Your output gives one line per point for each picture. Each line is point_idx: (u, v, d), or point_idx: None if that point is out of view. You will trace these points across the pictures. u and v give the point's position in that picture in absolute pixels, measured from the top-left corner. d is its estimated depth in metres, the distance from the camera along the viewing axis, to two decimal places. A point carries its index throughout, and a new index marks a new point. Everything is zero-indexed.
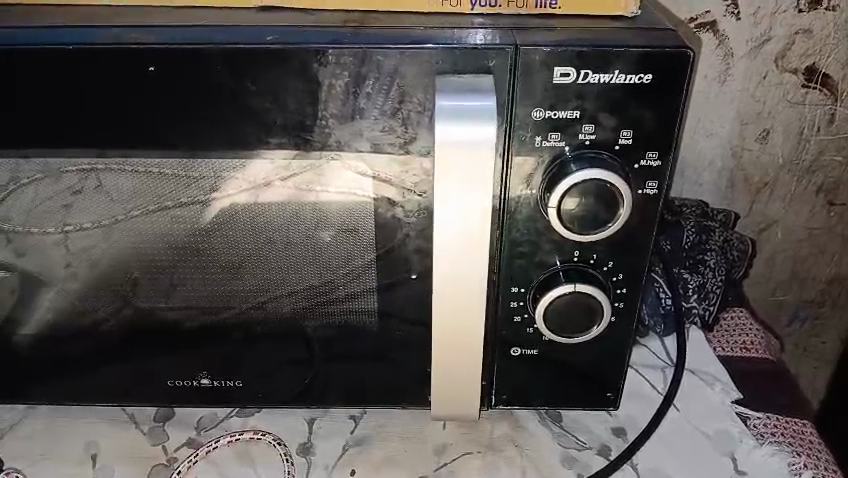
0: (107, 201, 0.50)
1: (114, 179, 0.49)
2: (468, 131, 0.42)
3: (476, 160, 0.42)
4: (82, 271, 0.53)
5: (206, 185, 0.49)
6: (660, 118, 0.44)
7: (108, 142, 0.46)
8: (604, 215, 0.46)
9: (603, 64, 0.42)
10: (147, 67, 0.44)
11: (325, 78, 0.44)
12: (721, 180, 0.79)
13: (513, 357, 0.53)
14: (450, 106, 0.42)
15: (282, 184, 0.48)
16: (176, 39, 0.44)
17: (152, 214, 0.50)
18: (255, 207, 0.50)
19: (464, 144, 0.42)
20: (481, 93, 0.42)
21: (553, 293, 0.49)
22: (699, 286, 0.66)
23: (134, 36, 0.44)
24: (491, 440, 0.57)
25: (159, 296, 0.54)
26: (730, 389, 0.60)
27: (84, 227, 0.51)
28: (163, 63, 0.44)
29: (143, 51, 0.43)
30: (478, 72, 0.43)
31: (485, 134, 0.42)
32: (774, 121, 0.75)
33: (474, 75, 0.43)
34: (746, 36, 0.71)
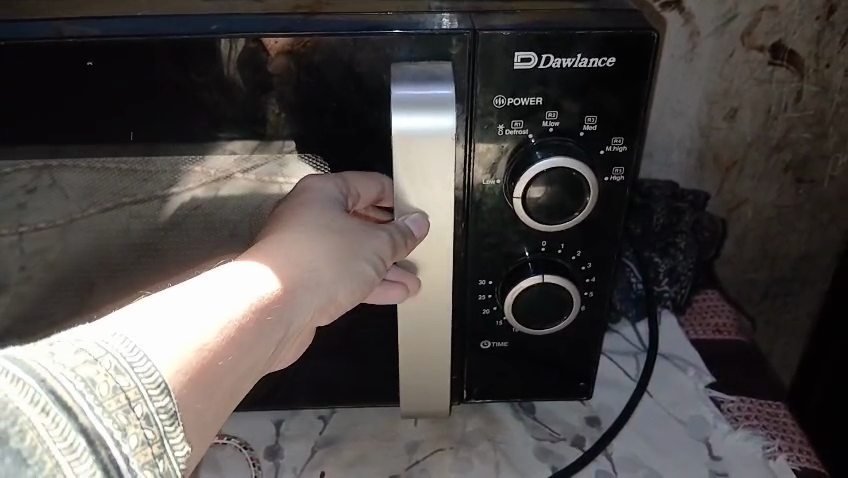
0: (64, 199, 0.47)
1: (69, 176, 0.46)
2: (426, 121, 0.40)
3: (435, 152, 0.41)
4: (24, 278, 0.50)
5: (164, 180, 0.47)
6: (624, 102, 0.43)
7: (57, 139, 0.44)
8: (570, 203, 0.44)
9: (565, 48, 0.41)
10: (85, 62, 0.41)
11: (279, 71, 0.42)
12: (690, 160, 0.78)
13: (483, 350, 0.52)
14: (408, 96, 0.40)
15: (243, 176, 0.47)
16: (116, 32, 0.42)
17: (108, 212, 0.48)
18: (215, 203, 0.48)
19: (423, 134, 0.40)
20: (440, 82, 0.40)
21: (523, 285, 0.48)
22: (670, 269, 0.65)
23: (71, 28, 0.42)
24: (464, 435, 0.55)
25: (115, 300, 0.51)
26: (703, 374, 0.59)
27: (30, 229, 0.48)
28: (103, 58, 0.41)
29: (81, 46, 0.41)
30: (435, 59, 0.42)
31: (444, 126, 0.40)
32: (742, 99, 0.74)
33: (431, 64, 0.41)
34: (711, 14, 0.70)
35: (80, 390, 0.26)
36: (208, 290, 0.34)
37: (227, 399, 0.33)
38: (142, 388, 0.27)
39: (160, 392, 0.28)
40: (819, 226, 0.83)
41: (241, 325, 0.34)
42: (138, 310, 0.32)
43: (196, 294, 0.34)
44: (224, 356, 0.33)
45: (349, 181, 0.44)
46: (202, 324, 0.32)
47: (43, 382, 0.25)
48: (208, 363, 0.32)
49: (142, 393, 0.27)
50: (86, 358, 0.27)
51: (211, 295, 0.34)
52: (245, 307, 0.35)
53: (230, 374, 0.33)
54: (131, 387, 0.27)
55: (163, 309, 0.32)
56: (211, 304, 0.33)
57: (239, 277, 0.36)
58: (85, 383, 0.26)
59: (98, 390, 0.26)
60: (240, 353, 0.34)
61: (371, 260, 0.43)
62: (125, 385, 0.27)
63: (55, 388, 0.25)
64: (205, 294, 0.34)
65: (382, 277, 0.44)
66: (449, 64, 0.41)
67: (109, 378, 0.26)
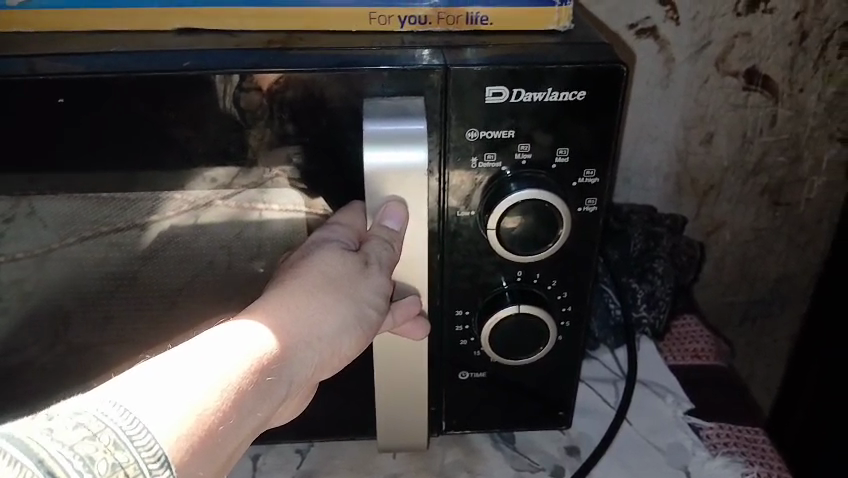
0: (41, 228, 0.46)
1: (49, 204, 0.45)
2: (397, 158, 0.40)
3: (410, 188, 0.41)
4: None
5: (145, 207, 0.46)
6: (596, 134, 0.43)
7: (31, 170, 0.43)
8: (543, 234, 0.45)
9: (535, 81, 0.41)
10: (56, 98, 0.41)
11: (251, 104, 0.42)
12: (668, 184, 0.79)
13: (462, 381, 0.52)
14: (381, 134, 0.40)
15: (224, 202, 0.46)
16: (86, 67, 0.41)
17: (88, 240, 0.47)
18: (195, 229, 0.47)
19: (394, 171, 0.41)
20: (412, 120, 0.40)
21: (499, 315, 0.48)
22: (648, 295, 0.65)
23: (41, 63, 0.42)
24: (443, 467, 0.55)
25: (89, 335, 0.51)
26: (681, 401, 0.59)
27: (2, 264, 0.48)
28: (73, 94, 0.41)
29: (50, 82, 0.41)
30: (407, 94, 0.42)
31: (419, 164, 0.40)
32: (718, 124, 0.75)
33: (403, 100, 0.42)
34: (686, 41, 0.71)
35: (78, 468, 0.25)
36: (213, 351, 0.33)
37: (229, 459, 0.33)
38: (142, 464, 0.27)
39: (159, 466, 0.28)
40: (797, 248, 0.84)
41: (243, 387, 0.33)
42: (142, 375, 0.31)
43: (198, 352, 0.33)
44: (227, 418, 0.32)
45: (344, 225, 0.44)
46: (204, 384, 0.31)
47: (41, 463, 0.25)
48: (209, 430, 0.31)
49: (142, 468, 0.27)
50: (85, 434, 0.26)
51: (213, 353, 0.33)
52: (251, 359, 0.34)
53: (231, 438, 0.32)
54: (131, 463, 0.27)
55: (164, 371, 0.31)
56: (214, 361, 0.32)
57: (242, 333, 0.35)
58: (84, 462, 0.26)
59: (97, 468, 0.26)
60: (244, 411, 0.33)
61: (373, 303, 0.41)
62: (125, 461, 0.27)
63: (53, 469, 0.25)
64: (209, 353, 0.33)
65: (384, 317, 0.43)
66: (421, 99, 0.42)
67: (108, 455, 0.26)
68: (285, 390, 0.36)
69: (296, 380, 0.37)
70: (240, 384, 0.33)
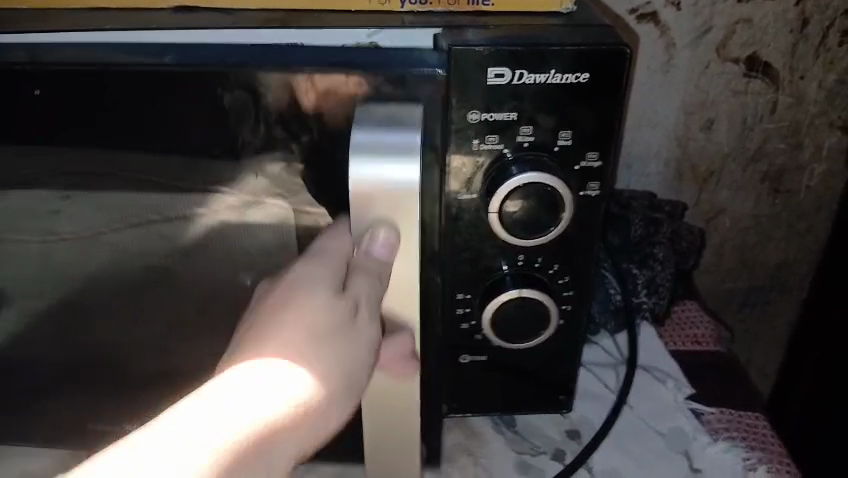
0: (34, 220, 0.46)
1: (43, 196, 0.45)
2: (387, 173, 0.36)
3: (401, 212, 0.37)
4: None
5: (142, 206, 0.45)
6: (598, 117, 0.43)
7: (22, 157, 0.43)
8: (546, 217, 0.44)
9: (538, 63, 0.41)
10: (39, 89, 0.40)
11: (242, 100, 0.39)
12: (668, 171, 0.79)
13: (464, 364, 0.52)
14: (370, 147, 0.36)
15: (212, 201, 0.44)
16: (66, 58, 0.39)
17: (83, 237, 0.46)
18: (181, 228, 0.45)
19: (386, 187, 0.36)
20: (404, 140, 0.36)
21: (501, 298, 0.48)
22: (649, 280, 0.65)
23: (24, 52, 0.40)
24: (444, 449, 0.55)
25: (85, 328, 0.50)
26: (682, 386, 0.59)
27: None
28: (59, 89, 0.39)
29: (31, 72, 0.39)
30: (401, 99, 0.38)
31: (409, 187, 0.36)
32: (718, 110, 0.75)
33: (395, 107, 0.38)
34: (686, 26, 0.70)
35: None
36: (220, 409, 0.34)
37: None
38: None
39: None
40: (796, 235, 0.84)
41: (250, 446, 0.34)
42: (145, 444, 0.33)
43: (204, 415, 0.34)
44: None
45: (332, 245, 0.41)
46: (204, 458, 0.33)
47: None
48: None
49: None
50: None
51: (220, 417, 0.34)
52: (259, 419, 0.35)
53: None
54: None
55: (166, 440, 0.33)
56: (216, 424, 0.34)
57: (250, 393, 0.35)
58: None
59: None
60: (259, 467, 0.35)
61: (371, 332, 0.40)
62: None
63: None
64: (216, 418, 0.34)
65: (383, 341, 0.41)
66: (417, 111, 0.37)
67: None
68: (306, 440, 0.37)
69: (317, 429, 0.38)
70: (249, 443, 0.34)
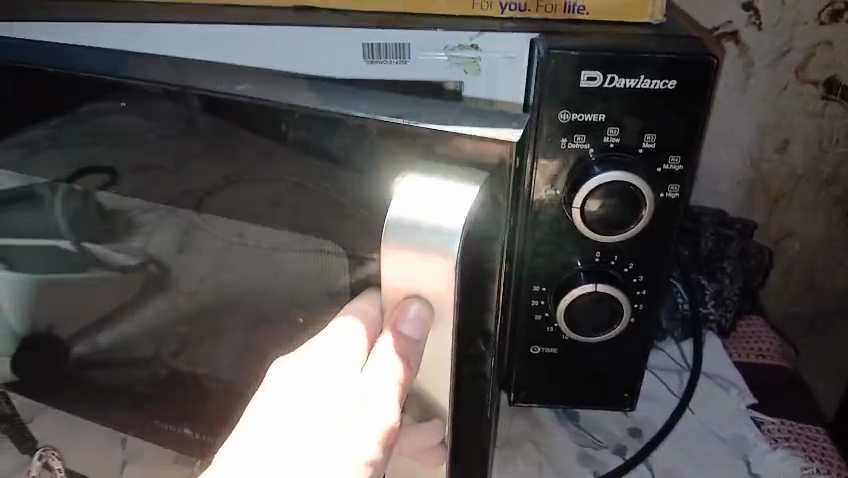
0: (99, 221, 0.47)
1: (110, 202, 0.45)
2: (427, 232, 0.32)
3: (432, 282, 0.33)
4: (117, 294, 0.51)
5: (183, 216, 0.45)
6: (683, 123, 0.45)
7: (104, 157, 0.44)
8: (627, 216, 0.47)
9: (629, 68, 0.44)
10: (115, 101, 0.40)
11: (316, 141, 0.37)
12: (740, 189, 0.79)
13: (534, 356, 0.55)
14: (419, 196, 0.33)
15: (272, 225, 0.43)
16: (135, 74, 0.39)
17: (143, 241, 0.47)
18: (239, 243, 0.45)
19: (424, 247, 0.32)
20: (458, 201, 0.32)
21: (576, 292, 0.50)
22: (716, 292, 0.66)
23: (154, 73, 0.40)
24: (509, 436, 0.57)
25: (166, 343, 0.51)
26: (744, 394, 0.61)
27: (124, 254, 0.49)
28: (133, 99, 0.39)
29: (102, 86, 0.39)
30: (470, 167, 0.34)
31: (444, 250, 0.32)
32: (794, 131, 0.76)
33: (463, 172, 0.34)
34: (767, 46, 0.72)
35: None
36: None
37: None
38: None
39: None
40: None
41: None
42: None
43: None
44: None
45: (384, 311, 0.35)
46: None
47: None
48: None
49: None
50: None
51: None
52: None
53: None
54: None
55: None
56: None
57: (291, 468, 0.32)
58: None
59: None
60: None
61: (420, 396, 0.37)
62: None
63: None
64: None
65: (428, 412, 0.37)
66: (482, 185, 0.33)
67: None
68: None
69: None
70: None
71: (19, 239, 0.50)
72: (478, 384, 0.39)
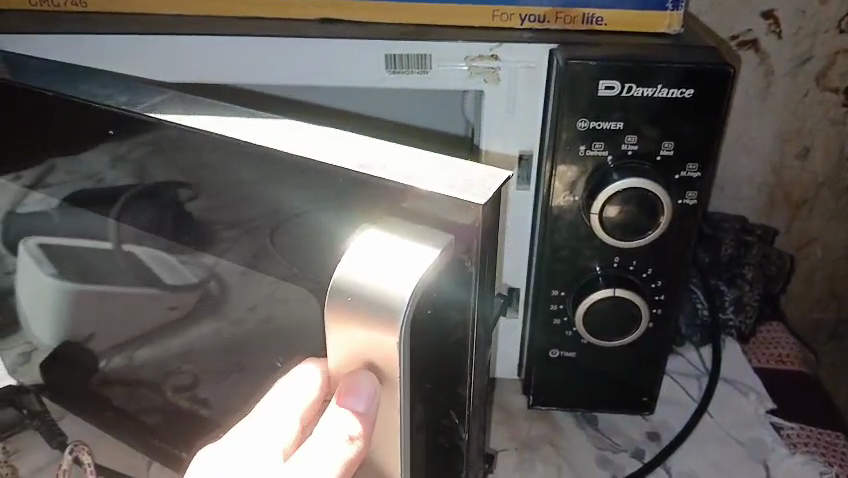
0: (112, 236, 0.46)
1: (129, 221, 0.45)
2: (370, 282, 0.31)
3: (373, 350, 0.32)
4: (163, 312, 0.47)
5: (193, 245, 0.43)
6: (700, 131, 0.46)
7: (106, 181, 0.44)
8: (645, 223, 0.48)
9: (647, 77, 0.45)
10: (108, 130, 0.41)
11: (284, 197, 0.37)
12: (760, 196, 0.80)
13: (552, 359, 0.55)
14: (367, 255, 0.31)
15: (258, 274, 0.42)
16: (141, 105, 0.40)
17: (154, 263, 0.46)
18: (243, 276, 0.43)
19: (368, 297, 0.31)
20: (408, 259, 0.31)
21: (594, 296, 0.51)
22: (736, 298, 0.66)
23: (158, 108, 0.40)
24: (528, 438, 0.58)
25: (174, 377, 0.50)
26: (764, 399, 0.61)
27: (180, 273, 0.45)
28: (123, 129, 0.41)
29: (104, 114, 0.41)
30: (430, 226, 0.32)
31: (388, 311, 0.30)
32: (815, 139, 0.76)
33: (419, 230, 0.32)
34: (787, 54, 0.72)
35: None
36: None
37: None
38: None
39: None
40: None
41: None
42: None
43: None
44: None
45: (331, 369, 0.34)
46: None
47: None
48: None
49: None
50: None
51: None
52: None
53: None
54: None
55: None
56: None
57: None
58: None
59: None
60: None
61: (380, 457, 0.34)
62: None
63: None
64: None
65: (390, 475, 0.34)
66: (438, 246, 0.32)
67: None
68: None
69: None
70: None
71: (87, 243, 0.47)
72: (452, 460, 0.38)
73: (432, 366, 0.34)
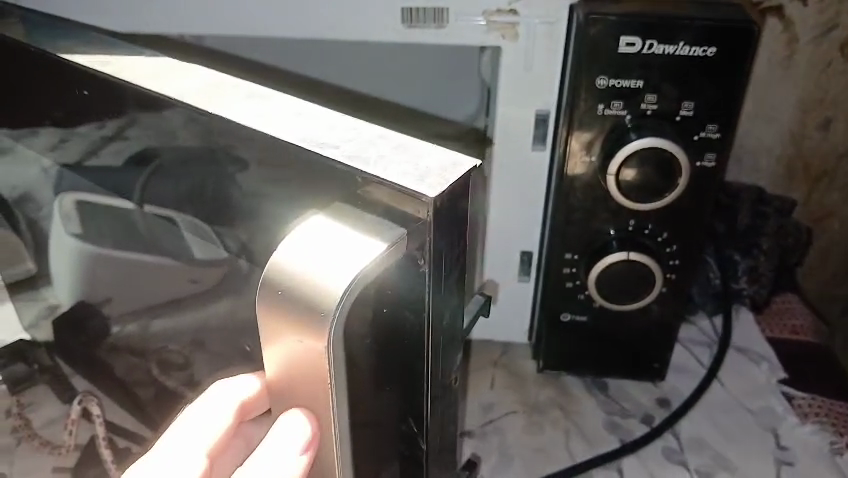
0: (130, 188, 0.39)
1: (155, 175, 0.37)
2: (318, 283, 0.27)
3: (308, 356, 0.28)
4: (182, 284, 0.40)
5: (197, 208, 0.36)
6: (721, 92, 0.45)
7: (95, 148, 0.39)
8: (661, 184, 0.47)
9: (668, 35, 0.43)
10: (81, 90, 0.37)
11: (225, 187, 0.34)
12: (779, 167, 0.78)
13: (564, 324, 0.55)
14: (305, 245, 0.28)
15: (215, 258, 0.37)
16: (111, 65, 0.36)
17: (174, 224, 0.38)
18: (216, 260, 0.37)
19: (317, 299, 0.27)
20: (356, 254, 0.27)
21: (609, 259, 0.51)
22: (750, 268, 0.66)
23: (136, 69, 0.35)
24: (536, 402, 0.58)
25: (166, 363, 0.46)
26: (776, 369, 0.61)
27: (208, 247, 0.37)
28: (93, 92, 0.36)
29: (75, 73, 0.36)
30: (381, 218, 0.28)
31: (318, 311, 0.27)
32: (838, 109, 0.74)
33: (368, 223, 0.28)
34: (811, 21, 0.70)
35: None
36: None
37: None
38: None
39: None
40: None
41: None
42: None
43: None
44: None
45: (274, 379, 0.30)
46: None
47: None
48: None
49: None
50: None
51: None
52: None
53: None
54: None
55: None
56: None
57: None
58: None
59: None
60: None
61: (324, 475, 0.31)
62: None
63: None
64: None
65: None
66: (384, 245, 0.27)
67: None
68: None
69: None
70: None
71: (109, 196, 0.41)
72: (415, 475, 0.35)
73: (390, 362, 0.31)
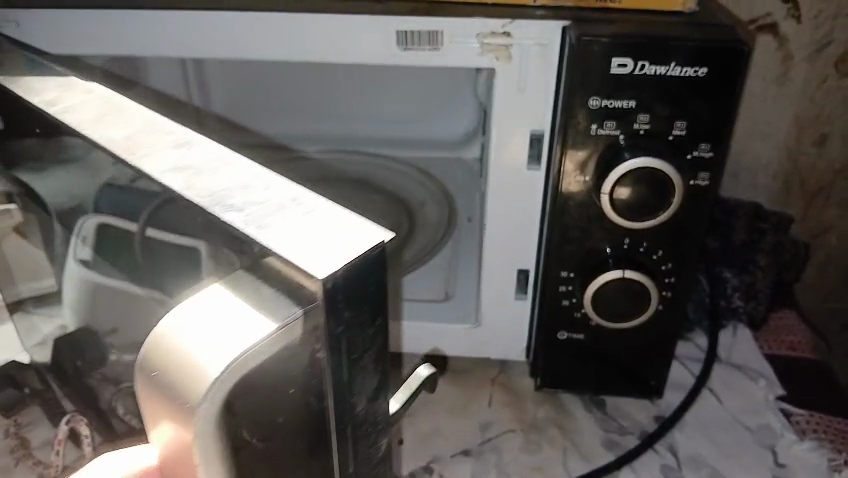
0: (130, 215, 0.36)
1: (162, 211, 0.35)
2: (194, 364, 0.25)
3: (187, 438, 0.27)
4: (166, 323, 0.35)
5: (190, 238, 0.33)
6: (714, 111, 0.45)
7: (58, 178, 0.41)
8: (654, 201, 0.48)
9: (660, 56, 0.44)
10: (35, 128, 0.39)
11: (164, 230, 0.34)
12: (776, 183, 0.79)
13: (561, 342, 0.55)
14: (192, 317, 0.27)
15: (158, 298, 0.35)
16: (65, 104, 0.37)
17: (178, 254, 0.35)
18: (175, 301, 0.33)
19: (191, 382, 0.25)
20: (240, 334, 0.26)
21: (605, 276, 0.51)
22: (742, 284, 0.66)
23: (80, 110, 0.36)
24: (534, 420, 0.58)
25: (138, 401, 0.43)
26: (773, 385, 0.60)
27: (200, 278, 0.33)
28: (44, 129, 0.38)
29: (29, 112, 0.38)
30: (275, 295, 0.27)
31: (190, 393, 0.25)
32: (834, 126, 0.75)
33: (263, 300, 0.27)
34: (806, 38, 0.71)
35: None
36: None
37: None
38: None
39: None
40: None
41: None
42: None
43: None
44: None
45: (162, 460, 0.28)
46: None
47: None
48: None
49: None
50: None
51: None
52: None
53: None
54: None
55: None
56: None
57: None
58: None
59: None
60: None
61: None
62: None
63: None
64: None
65: None
66: (274, 325, 0.26)
67: None
68: None
69: None
70: None
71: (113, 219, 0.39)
72: None
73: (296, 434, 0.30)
